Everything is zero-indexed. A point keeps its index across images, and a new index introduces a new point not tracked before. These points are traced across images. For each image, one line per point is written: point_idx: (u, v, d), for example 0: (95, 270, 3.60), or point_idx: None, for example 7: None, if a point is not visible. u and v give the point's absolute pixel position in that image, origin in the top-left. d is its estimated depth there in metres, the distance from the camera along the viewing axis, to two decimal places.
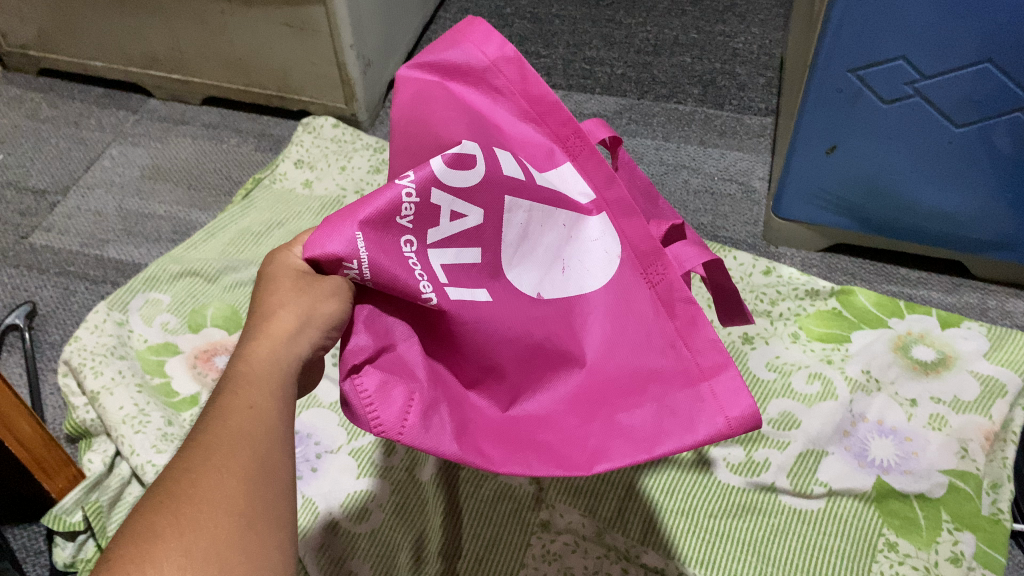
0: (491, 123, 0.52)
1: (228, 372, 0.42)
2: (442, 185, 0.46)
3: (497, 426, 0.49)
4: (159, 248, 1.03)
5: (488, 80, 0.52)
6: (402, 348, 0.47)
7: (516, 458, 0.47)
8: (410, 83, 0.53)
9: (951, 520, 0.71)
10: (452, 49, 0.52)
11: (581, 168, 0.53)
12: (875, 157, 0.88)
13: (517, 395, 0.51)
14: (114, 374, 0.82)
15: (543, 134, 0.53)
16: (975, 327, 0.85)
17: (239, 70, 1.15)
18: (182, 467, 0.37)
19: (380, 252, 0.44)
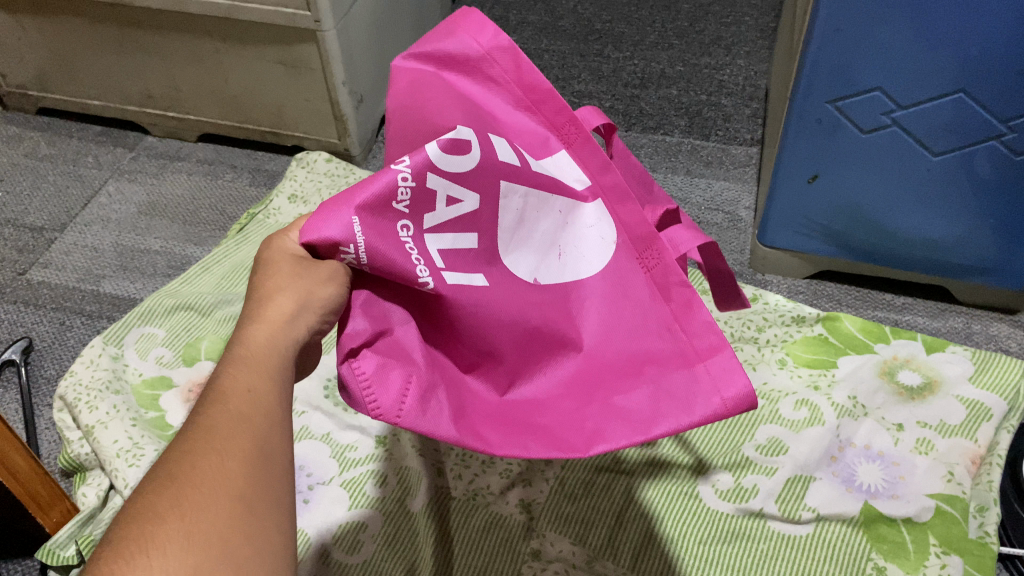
0: (487, 112, 0.54)
1: (228, 356, 0.43)
2: (437, 170, 0.47)
3: (496, 411, 0.49)
4: (154, 283, 1.04)
5: (483, 70, 0.54)
6: (399, 332, 0.47)
7: (515, 441, 0.46)
8: (406, 73, 0.54)
9: (939, 543, 0.72)
10: (448, 39, 0.54)
11: (576, 156, 0.55)
12: (857, 185, 0.89)
13: (515, 379, 0.51)
14: (109, 409, 0.83)
15: (538, 122, 0.55)
16: (960, 351, 0.86)
17: (234, 107, 1.17)
18: (183, 450, 0.37)
19: (375, 237, 0.44)
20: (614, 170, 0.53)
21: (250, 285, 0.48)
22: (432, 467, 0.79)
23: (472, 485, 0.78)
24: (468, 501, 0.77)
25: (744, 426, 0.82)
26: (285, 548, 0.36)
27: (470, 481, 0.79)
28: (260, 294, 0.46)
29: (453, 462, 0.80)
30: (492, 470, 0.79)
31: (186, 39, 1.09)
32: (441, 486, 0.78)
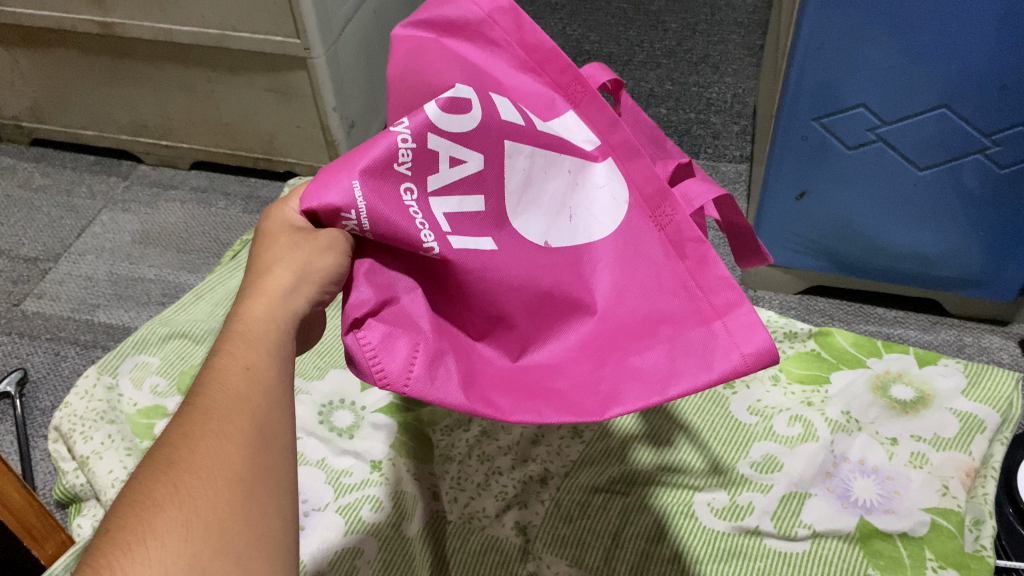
0: (489, 75, 0.54)
1: (225, 332, 0.44)
2: (437, 130, 0.48)
3: (509, 376, 0.48)
4: (148, 311, 1.04)
5: (485, 32, 0.54)
6: (406, 301, 0.47)
7: (527, 406, 0.46)
8: (405, 40, 0.55)
9: (936, 558, 0.72)
10: (448, 5, 0.54)
11: (585, 116, 0.54)
12: (845, 200, 0.90)
13: (529, 344, 0.50)
14: (103, 438, 0.83)
15: (543, 84, 0.55)
16: (952, 364, 0.86)
17: (226, 135, 1.18)
18: (180, 433, 0.38)
19: (376, 200, 0.45)
20: (622, 127, 0.52)
21: (251, 264, 0.49)
22: (428, 491, 0.80)
23: (467, 508, 0.78)
24: (465, 524, 0.77)
25: (737, 444, 0.82)
26: (285, 531, 0.36)
27: (465, 504, 0.79)
28: (262, 267, 0.47)
29: (447, 485, 0.80)
30: (486, 493, 0.79)
31: (178, 69, 1.09)
32: (436, 510, 0.79)
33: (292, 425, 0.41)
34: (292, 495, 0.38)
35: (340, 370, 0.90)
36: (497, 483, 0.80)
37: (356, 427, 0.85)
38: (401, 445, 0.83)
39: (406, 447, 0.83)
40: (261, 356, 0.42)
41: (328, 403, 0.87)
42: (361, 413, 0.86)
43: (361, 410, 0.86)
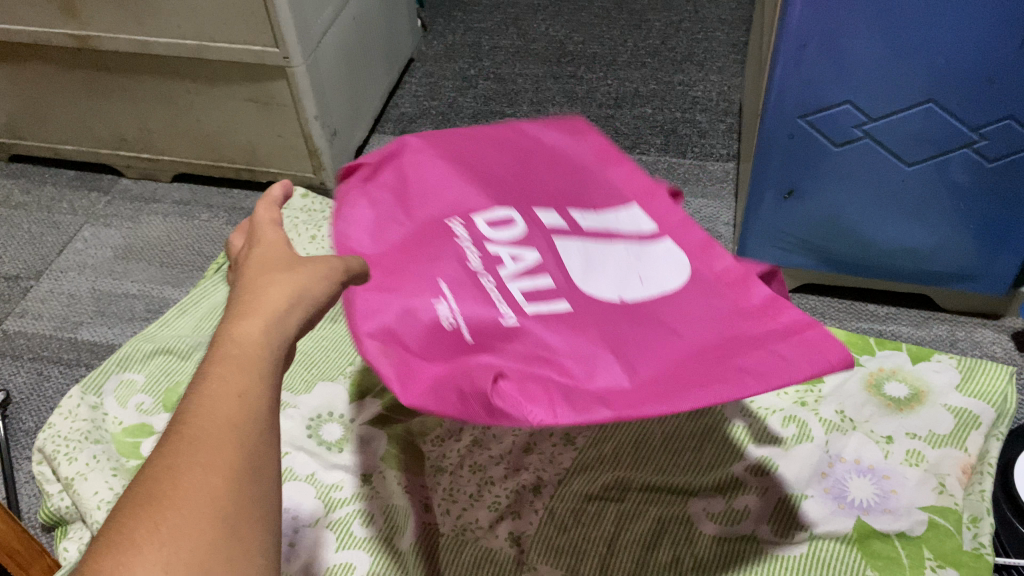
0: (548, 164, 0.63)
1: (211, 351, 0.39)
2: (493, 242, 0.56)
3: (624, 391, 0.46)
4: (133, 327, 1.03)
5: (556, 144, 0.64)
6: (498, 351, 0.49)
7: (655, 405, 0.44)
8: (493, 131, 0.64)
9: (935, 557, 0.71)
10: (545, 130, 0.65)
11: (645, 210, 0.60)
12: (833, 198, 0.89)
13: (632, 365, 0.48)
14: (88, 459, 0.81)
15: (603, 180, 0.63)
16: (946, 359, 0.86)
17: (207, 146, 1.16)
18: (163, 464, 0.33)
19: (460, 291, 0.52)
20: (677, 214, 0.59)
21: (238, 283, 0.44)
22: (420, 504, 0.79)
23: (460, 520, 0.77)
24: (458, 537, 0.76)
25: (729, 447, 0.81)
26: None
27: (458, 516, 0.78)
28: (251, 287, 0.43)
29: (439, 498, 0.79)
30: (479, 504, 0.78)
31: (157, 81, 1.08)
32: (430, 523, 0.77)
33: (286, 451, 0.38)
34: (277, 533, 0.35)
35: (327, 382, 0.89)
36: (489, 493, 0.79)
37: (345, 440, 0.84)
38: (394, 459, 0.82)
39: (398, 459, 0.82)
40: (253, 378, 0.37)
41: (317, 416, 0.86)
42: (350, 426, 0.85)
43: (349, 423, 0.85)
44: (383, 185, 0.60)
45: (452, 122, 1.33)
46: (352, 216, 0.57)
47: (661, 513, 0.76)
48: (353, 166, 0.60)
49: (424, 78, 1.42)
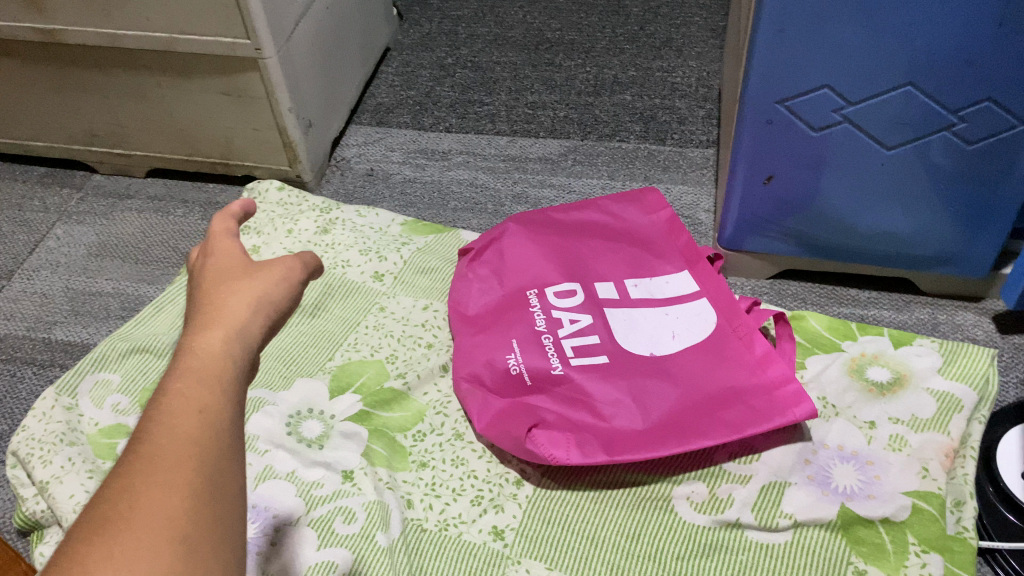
0: (603, 241, 0.94)
1: (176, 364, 0.43)
2: (553, 313, 0.86)
3: (634, 435, 0.76)
4: (108, 326, 1.01)
5: (609, 219, 0.96)
6: (548, 398, 0.80)
7: (639, 451, 0.74)
8: (562, 210, 0.97)
9: (919, 542, 0.71)
10: (594, 209, 0.97)
11: (683, 278, 0.89)
12: (813, 183, 0.88)
13: (641, 411, 0.78)
14: (63, 462, 0.80)
15: (642, 253, 0.92)
16: (927, 343, 0.86)
17: (181, 141, 1.15)
18: (121, 486, 0.37)
19: (528, 351, 0.82)
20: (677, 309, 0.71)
21: (197, 295, 0.49)
22: (402, 501, 0.78)
23: (443, 515, 0.77)
24: (441, 533, 0.76)
25: None
26: None
27: (441, 512, 0.77)
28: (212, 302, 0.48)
29: (421, 494, 0.78)
30: (462, 498, 0.78)
31: (127, 76, 1.06)
32: (412, 519, 0.77)
33: (241, 467, 0.41)
34: (237, 549, 0.38)
35: (306, 379, 0.88)
36: (472, 487, 0.79)
37: (325, 437, 0.83)
38: (377, 456, 0.81)
39: (381, 456, 0.81)
40: (224, 379, 0.43)
41: (297, 413, 0.85)
42: (331, 422, 0.84)
43: (330, 419, 0.84)
44: (484, 262, 0.92)
45: (429, 112, 1.32)
46: (463, 287, 0.90)
47: (645, 506, 0.76)
48: (466, 250, 0.93)
49: (401, 68, 1.41)
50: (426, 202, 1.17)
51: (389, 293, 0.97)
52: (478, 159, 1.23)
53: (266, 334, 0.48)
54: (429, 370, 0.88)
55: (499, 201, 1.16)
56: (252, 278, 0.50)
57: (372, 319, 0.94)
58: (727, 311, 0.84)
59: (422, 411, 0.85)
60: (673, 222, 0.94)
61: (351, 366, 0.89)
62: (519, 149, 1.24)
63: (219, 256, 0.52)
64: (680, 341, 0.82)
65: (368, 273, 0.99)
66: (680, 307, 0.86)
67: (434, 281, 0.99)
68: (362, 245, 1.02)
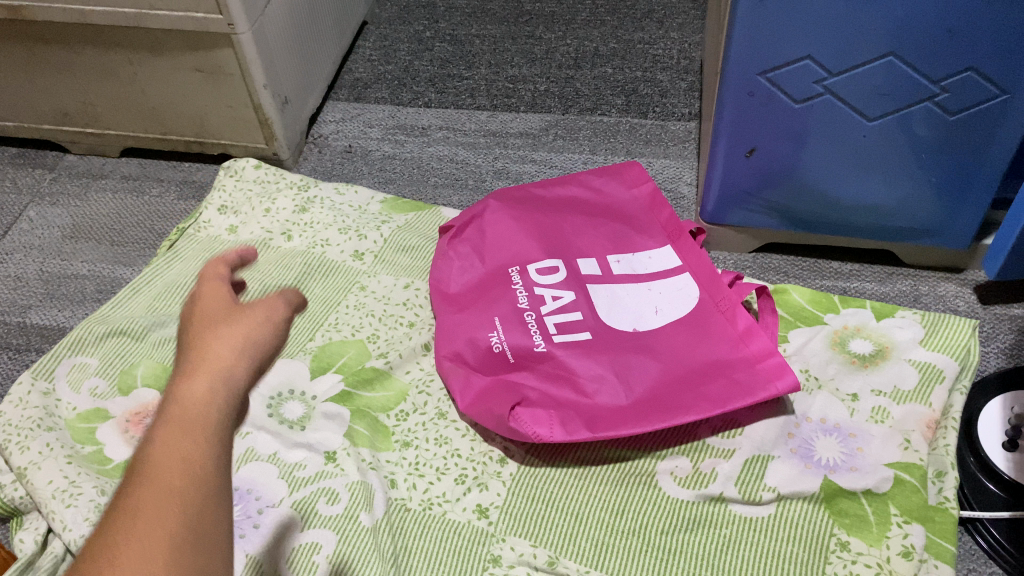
0: (584, 216, 0.93)
1: (160, 415, 0.43)
2: (536, 289, 0.85)
3: (617, 411, 0.76)
4: (84, 309, 0.99)
5: (592, 194, 0.95)
6: (531, 375, 0.79)
7: (622, 427, 0.74)
8: (543, 185, 0.96)
9: (900, 513, 0.71)
10: (575, 183, 0.96)
11: (666, 253, 0.89)
12: (795, 155, 0.87)
13: (623, 387, 0.77)
14: (41, 448, 0.79)
15: (624, 229, 0.92)
16: (909, 315, 0.86)
17: (155, 119, 1.12)
18: (103, 546, 0.37)
19: (509, 328, 0.81)
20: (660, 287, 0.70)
21: (182, 344, 0.49)
22: (385, 481, 0.78)
23: (427, 494, 0.76)
24: (425, 512, 0.75)
25: None
26: None
27: (424, 491, 0.77)
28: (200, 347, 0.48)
29: (404, 474, 0.78)
30: (445, 477, 0.78)
31: (97, 53, 1.04)
32: (396, 499, 0.76)
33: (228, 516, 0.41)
34: None
35: (287, 359, 0.87)
36: (455, 466, 0.78)
37: (307, 418, 0.82)
38: (360, 436, 0.80)
39: (364, 436, 0.81)
40: (209, 426, 0.42)
41: (277, 395, 0.84)
42: (312, 403, 0.83)
43: (311, 400, 0.83)
44: (464, 238, 0.92)
45: (408, 87, 1.30)
46: (444, 266, 0.89)
47: (628, 482, 0.76)
48: (447, 227, 0.92)
49: (378, 42, 1.39)
50: (406, 179, 1.15)
51: (370, 272, 0.96)
52: (458, 135, 1.21)
53: (252, 376, 0.48)
54: (411, 349, 0.88)
55: (480, 177, 1.14)
56: (237, 322, 0.49)
57: (353, 299, 0.93)
58: (709, 285, 0.83)
59: (404, 390, 0.85)
60: (656, 196, 0.94)
61: (332, 346, 0.89)
62: (499, 124, 1.22)
63: (204, 298, 0.52)
64: (663, 316, 0.82)
65: (348, 252, 0.98)
66: (663, 282, 0.85)
67: (416, 259, 0.98)
68: (341, 224, 1.01)
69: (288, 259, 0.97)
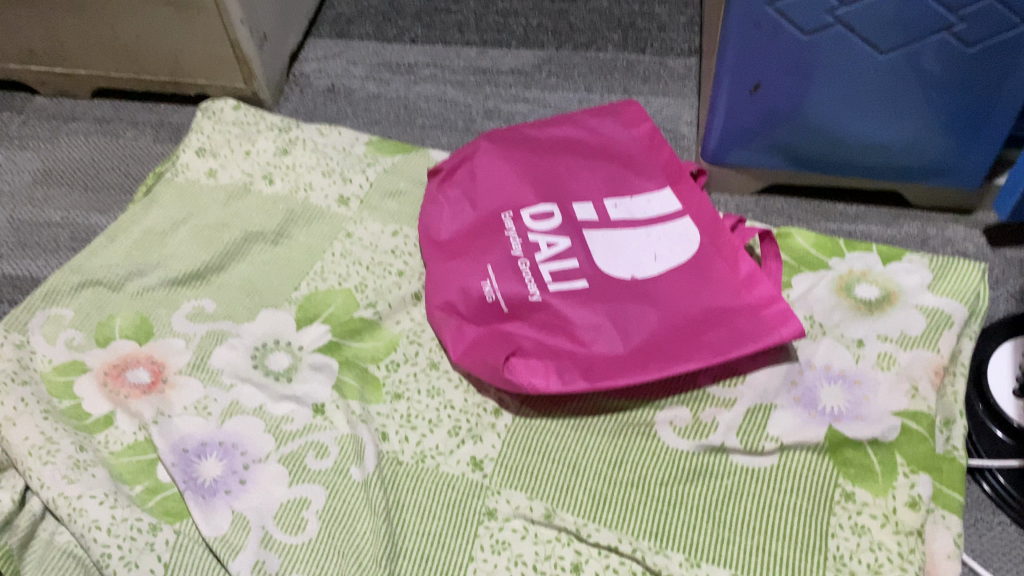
0: (579, 158, 0.89)
1: None
2: (530, 233, 0.81)
3: (616, 361, 0.73)
4: (58, 258, 0.95)
5: (588, 134, 0.91)
6: (525, 324, 0.76)
7: (620, 377, 0.71)
8: (537, 126, 0.92)
9: (907, 463, 0.69)
10: (571, 125, 0.92)
11: (665, 196, 0.85)
12: (802, 91, 0.83)
13: (622, 335, 0.74)
14: (16, 403, 0.74)
15: (622, 170, 0.88)
16: (917, 259, 0.83)
17: (127, 58, 1.07)
18: None
19: (503, 274, 0.78)
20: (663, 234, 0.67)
21: None
22: (376, 434, 0.75)
23: (419, 447, 0.74)
24: (417, 465, 0.73)
25: None
26: None
27: (417, 444, 0.74)
28: None
29: (396, 426, 0.75)
30: (439, 429, 0.75)
31: None
32: (387, 452, 0.74)
33: None
34: None
35: (271, 310, 0.84)
36: (448, 418, 0.76)
37: (294, 370, 0.79)
38: (349, 388, 0.77)
39: (353, 388, 0.78)
40: None
41: (262, 346, 0.81)
42: (299, 354, 0.80)
43: (297, 351, 0.80)
44: (455, 183, 0.88)
45: (393, 23, 1.24)
46: (435, 212, 0.86)
47: (627, 433, 0.74)
48: (436, 171, 0.89)
49: None
50: (392, 119, 1.11)
51: (356, 218, 0.92)
52: (446, 73, 1.16)
53: None
54: (401, 299, 0.84)
55: (470, 117, 1.10)
56: None
57: (339, 246, 0.90)
58: (710, 231, 0.80)
59: (394, 340, 0.82)
60: (655, 135, 0.90)
61: (318, 295, 0.85)
62: (490, 61, 1.17)
63: None
64: (662, 263, 0.79)
65: (333, 197, 0.94)
66: (662, 226, 0.82)
67: (404, 204, 0.94)
68: (325, 167, 0.97)
69: (270, 204, 0.93)
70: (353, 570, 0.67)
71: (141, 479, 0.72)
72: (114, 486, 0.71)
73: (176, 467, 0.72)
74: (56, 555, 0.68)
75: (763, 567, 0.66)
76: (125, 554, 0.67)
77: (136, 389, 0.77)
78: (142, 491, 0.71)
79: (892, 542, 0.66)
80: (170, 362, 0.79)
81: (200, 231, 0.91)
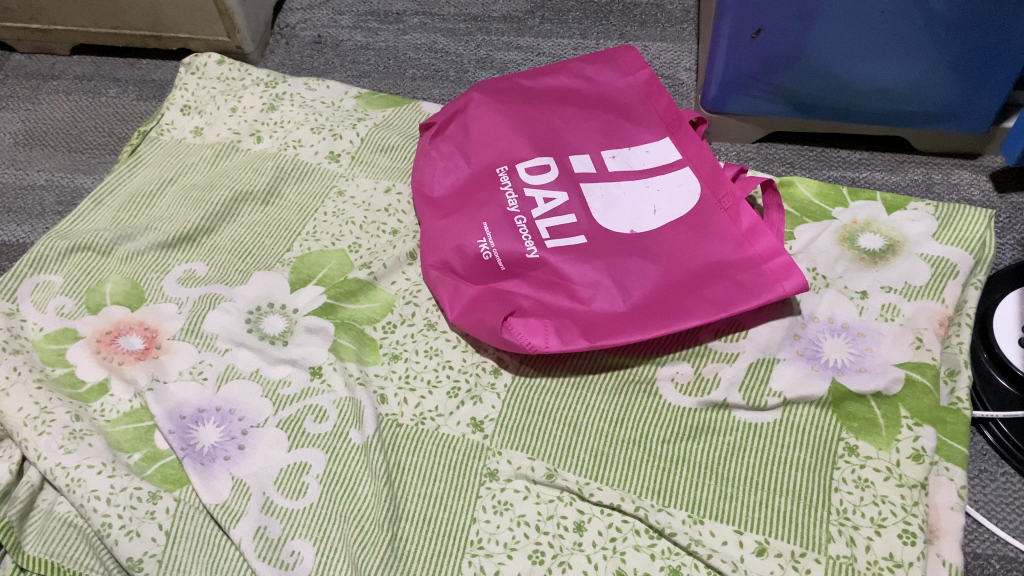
0: (575, 109, 0.86)
1: None
2: (526, 188, 0.79)
3: (615, 319, 0.72)
4: (44, 222, 0.93)
5: (584, 84, 0.89)
6: (523, 282, 0.75)
7: (620, 334, 0.70)
8: (531, 75, 0.89)
9: (911, 415, 0.69)
10: (567, 74, 0.89)
11: (664, 147, 0.83)
12: (804, 36, 0.80)
13: (621, 292, 0.73)
14: (8, 372, 0.73)
15: (619, 121, 0.85)
16: (922, 207, 0.81)
17: (104, 12, 1.04)
18: None
19: (499, 233, 0.76)
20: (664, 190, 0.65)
21: None
22: (374, 396, 0.74)
23: (419, 409, 0.73)
24: (417, 427, 0.72)
25: None
26: None
27: (416, 406, 0.73)
28: None
29: (395, 388, 0.75)
30: (438, 390, 0.74)
31: None
32: (387, 414, 0.73)
33: None
34: None
35: (264, 272, 0.82)
36: (447, 378, 0.75)
37: (289, 333, 0.77)
38: (346, 350, 0.76)
39: (350, 350, 0.77)
40: None
41: (256, 309, 0.79)
42: (294, 317, 0.78)
43: (292, 314, 0.79)
44: (448, 137, 0.86)
45: None
46: (428, 167, 0.84)
47: (627, 393, 0.73)
48: (427, 125, 0.86)
49: None
50: (382, 71, 1.07)
51: (348, 175, 0.90)
52: (436, 21, 1.13)
53: None
54: (396, 259, 0.83)
55: (461, 67, 1.07)
56: None
57: (331, 205, 0.88)
58: (711, 181, 0.78)
59: (390, 301, 0.80)
60: (653, 83, 0.87)
61: (311, 257, 0.83)
62: (481, 7, 1.13)
63: None
64: (662, 216, 0.77)
65: (323, 154, 0.92)
66: (661, 178, 0.80)
67: (397, 159, 0.92)
68: (314, 123, 0.94)
69: (260, 162, 0.91)
70: (356, 535, 0.66)
71: (140, 447, 0.71)
72: (111, 454, 0.70)
73: (173, 434, 0.71)
74: (56, 525, 0.67)
75: (766, 523, 0.65)
76: (126, 523, 0.66)
77: (129, 355, 0.76)
78: (141, 459, 0.70)
79: (896, 496, 0.65)
80: (164, 327, 0.78)
81: (188, 191, 0.89)
